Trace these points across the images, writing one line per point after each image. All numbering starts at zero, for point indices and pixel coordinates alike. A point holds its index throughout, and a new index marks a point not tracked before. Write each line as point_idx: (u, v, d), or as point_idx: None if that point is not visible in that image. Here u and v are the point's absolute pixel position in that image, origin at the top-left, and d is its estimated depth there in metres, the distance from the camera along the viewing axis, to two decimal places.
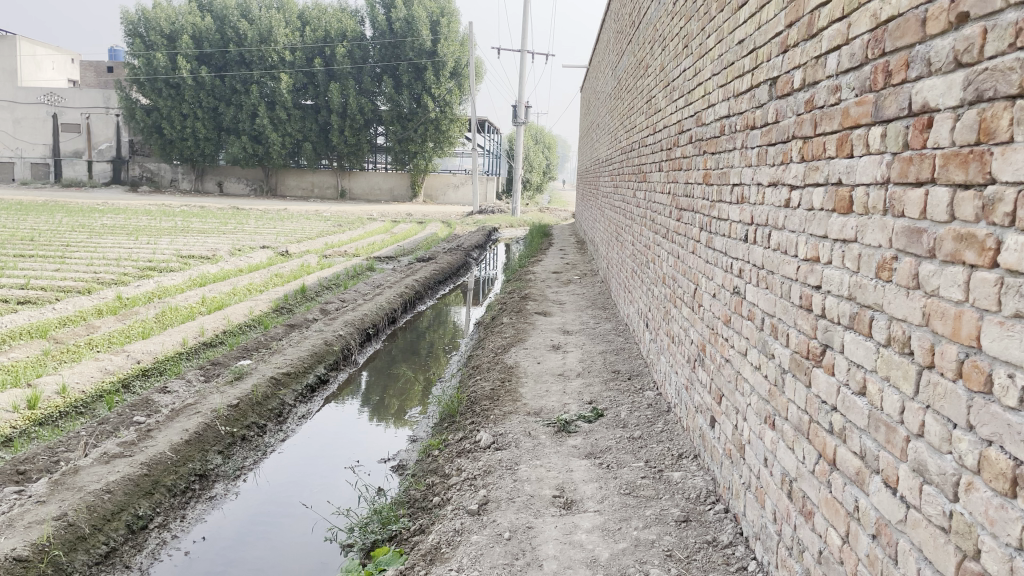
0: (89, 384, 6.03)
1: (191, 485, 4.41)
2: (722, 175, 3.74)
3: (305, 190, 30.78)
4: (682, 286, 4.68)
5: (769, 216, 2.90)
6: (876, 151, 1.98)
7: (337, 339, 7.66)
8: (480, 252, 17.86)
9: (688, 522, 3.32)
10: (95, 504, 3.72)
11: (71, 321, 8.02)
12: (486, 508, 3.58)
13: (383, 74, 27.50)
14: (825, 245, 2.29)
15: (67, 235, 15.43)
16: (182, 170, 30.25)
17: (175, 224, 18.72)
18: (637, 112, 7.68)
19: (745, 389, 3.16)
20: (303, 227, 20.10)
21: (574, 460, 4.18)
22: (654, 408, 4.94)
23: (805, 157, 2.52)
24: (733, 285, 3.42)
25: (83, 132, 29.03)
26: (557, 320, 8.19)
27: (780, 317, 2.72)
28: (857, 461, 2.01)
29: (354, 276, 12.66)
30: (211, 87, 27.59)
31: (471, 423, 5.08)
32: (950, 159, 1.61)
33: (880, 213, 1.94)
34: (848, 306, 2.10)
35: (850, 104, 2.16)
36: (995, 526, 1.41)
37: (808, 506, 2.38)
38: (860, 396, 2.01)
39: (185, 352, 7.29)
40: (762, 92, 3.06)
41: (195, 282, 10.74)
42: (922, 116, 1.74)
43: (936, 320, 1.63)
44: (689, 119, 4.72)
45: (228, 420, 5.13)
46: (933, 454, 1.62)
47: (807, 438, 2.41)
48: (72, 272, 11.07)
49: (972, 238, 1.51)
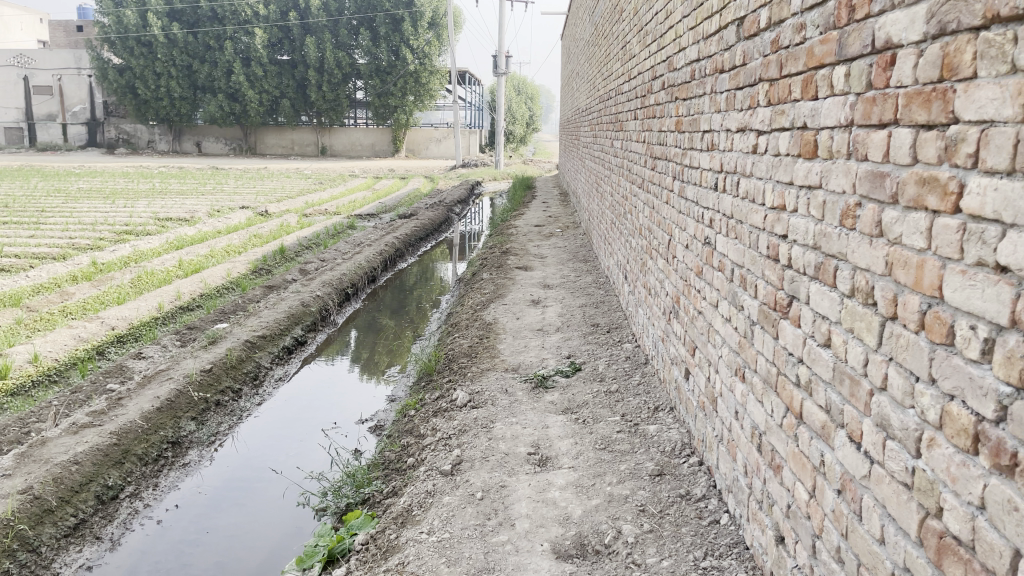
0: (62, 353, 5.93)
1: (164, 453, 4.34)
2: (693, 121, 3.64)
3: (284, 147, 30.35)
4: (658, 237, 4.59)
5: (738, 163, 2.80)
6: (840, 92, 1.88)
7: (315, 299, 7.56)
8: (464, 207, 17.70)
9: (662, 475, 3.29)
10: (62, 476, 3.65)
11: (45, 288, 7.87)
12: (460, 468, 3.53)
13: (360, 27, 26.89)
14: (792, 192, 2.21)
15: (41, 200, 15.13)
16: (159, 130, 29.69)
17: (153, 186, 18.40)
18: (613, 58, 7.49)
19: (716, 340, 3.10)
20: (283, 186, 19.84)
21: (550, 416, 4.14)
22: (632, 361, 4.89)
23: (772, 100, 2.42)
24: (705, 235, 3.34)
25: (55, 94, 28.33)
26: (538, 274, 8.11)
27: (748, 267, 2.65)
28: (823, 415, 1.96)
29: (335, 234, 12.52)
30: (183, 44, 26.89)
31: (448, 381, 5.03)
32: (913, 97, 1.51)
33: (844, 157, 1.85)
34: (813, 256, 2.02)
35: (814, 43, 2.05)
36: (957, 484, 1.35)
37: (776, 460, 2.33)
38: (825, 348, 1.95)
39: (161, 317, 7.18)
40: (730, 33, 2.94)
41: (172, 245, 10.57)
42: (886, 53, 1.64)
43: (899, 270, 1.55)
44: (662, 65, 4.57)
45: (202, 385, 5.05)
46: (896, 408, 1.56)
47: (775, 391, 2.35)
48: (47, 238, 10.87)
49: (934, 181, 1.43)
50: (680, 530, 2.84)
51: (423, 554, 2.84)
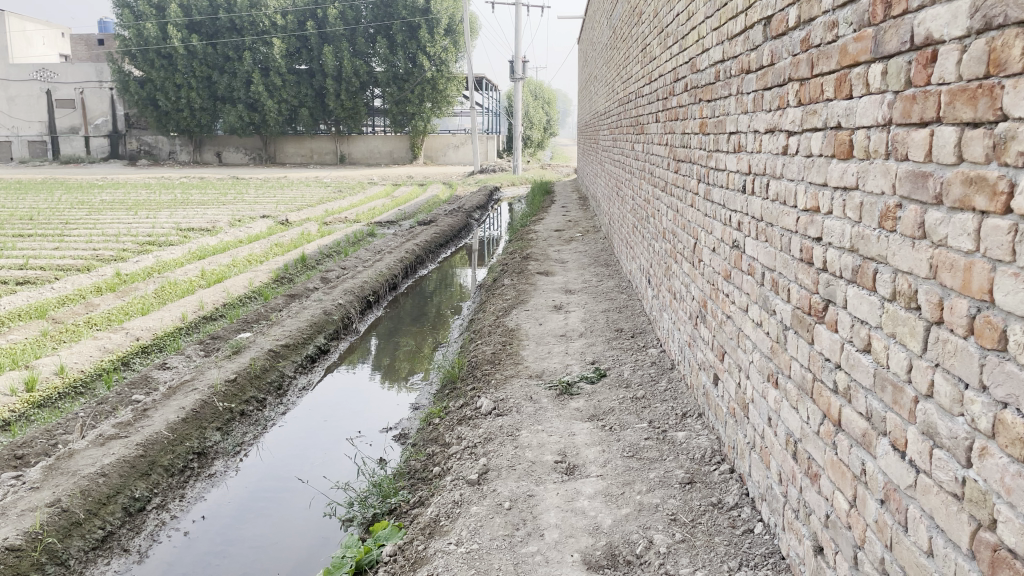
0: (88, 364, 5.96)
1: (190, 464, 4.34)
2: (718, 123, 3.59)
3: (303, 156, 30.52)
4: (682, 241, 4.54)
5: (767, 165, 2.75)
6: (876, 90, 1.83)
7: (337, 307, 7.57)
8: (482, 213, 17.72)
9: (693, 483, 3.23)
10: (90, 488, 3.66)
11: (70, 300, 7.94)
12: (486, 477, 3.50)
13: (377, 35, 27.05)
14: (825, 194, 2.16)
15: (66, 212, 15.31)
16: (179, 141, 29.96)
17: (174, 197, 18.55)
18: (632, 61, 7.46)
19: (746, 345, 3.05)
20: (302, 195, 19.96)
21: (576, 423, 4.09)
22: (658, 366, 4.84)
23: (802, 100, 2.37)
24: (732, 239, 3.29)
25: (78, 108, 28.66)
26: (559, 279, 8.06)
27: (780, 271, 2.60)
28: (863, 423, 1.90)
29: (355, 241, 12.56)
30: (203, 55, 27.15)
31: (472, 388, 5.00)
32: (957, 95, 1.47)
33: (881, 157, 1.80)
34: (850, 259, 1.97)
35: (848, 40, 2.00)
36: (1012, 496, 1.29)
37: (813, 468, 2.28)
38: (864, 354, 1.90)
39: (185, 327, 7.21)
40: (757, 33, 2.89)
41: (195, 255, 10.63)
42: (926, 49, 1.59)
43: (945, 273, 1.50)
44: (684, 66, 4.52)
45: (226, 395, 5.05)
46: (944, 416, 1.50)
47: (811, 398, 2.30)
48: (72, 250, 10.97)
49: (983, 181, 1.38)
50: (713, 540, 2.79)
51: (451, 566, 2.80)
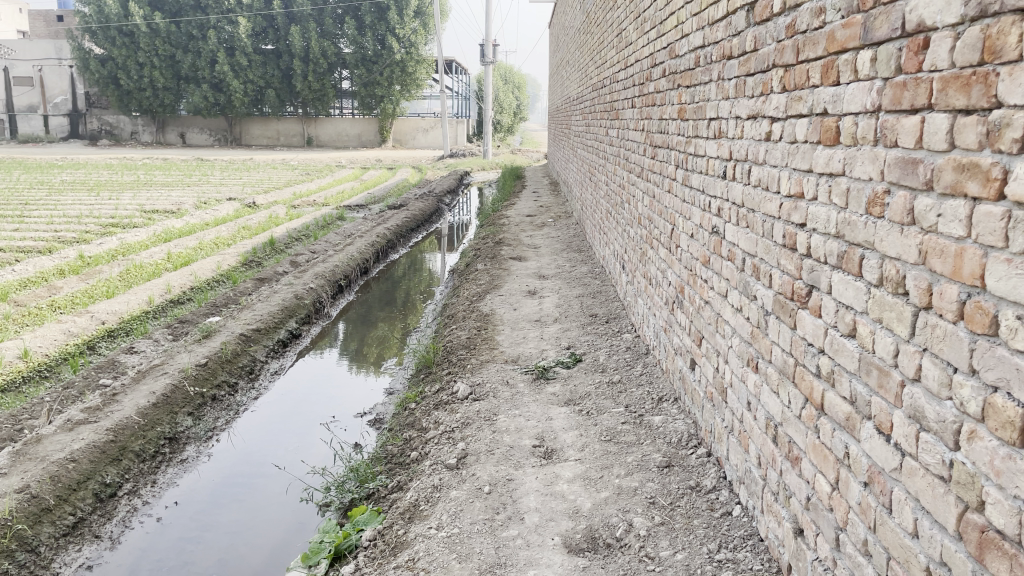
0: (53, 348, 5.83)
1: (161, 449, 4.28)
2: (697, 109, 3.59)
3: (270, 138, 30.08)
4: (659, 227, 4.55)
5: (749, 151, 2.76)
6: (865, 77, 1.84)
7: (309, 291, 7.49)
8: (453, 197, 17.65)
9: (671, 467, 3.26)
10: (59, 474, 3.58)
11: (32, 282, 7.75)
12: (465, 462, 3.49)
13: (345, 16, 26.73)
14: (810, 180, 2.17)
15: (24, 193, 14.92)
16: (142, 121, 29.35)
17: (137, 178, 18.18)
18: (607, 46, 7.44)
19: (725, 330, 3.07)
20: (269, 177, 19.68)
21: (553, 408, 4.10)
22: (633, 351, 4.86)
23: (787, 87, 2.38)
24: (712, 225, 3.30)
25: (36, 85, 27.90)
26: (532, 265, 8.05)
27: (762, 257, 2.62)
28: (847, 407, 1.93)
29: (324, 225, 12.43)
30: (166, 33, 26.59)
31: (448, 373, 4.98)
32: (950, 82, 1.48)
33: (870, 144, 1.81)
34: (836, 245, 1.99)
35: (835, 27, 2.01)
36: (1002, 478, 1.32)
37: (794, 451, 2.30)
38: (849, 339, 1.91)
39: (152, 311, 7.09)
40: (739, 19, 2.90)
41: (160, 238, 10.44)
42: (918, 36, 1.60)
43: (935, 259, 1.52)
44: (662, 52, 4.52)
45: (197, 380, 4.98)
46: (931, 401, 1.53)
47: (792, 382, 2.32)
48: (33, 231, 10.71)
49: (975, 168, 1.39)
50: (693, 523, 2.81)
51: (432, 550, 2.80)
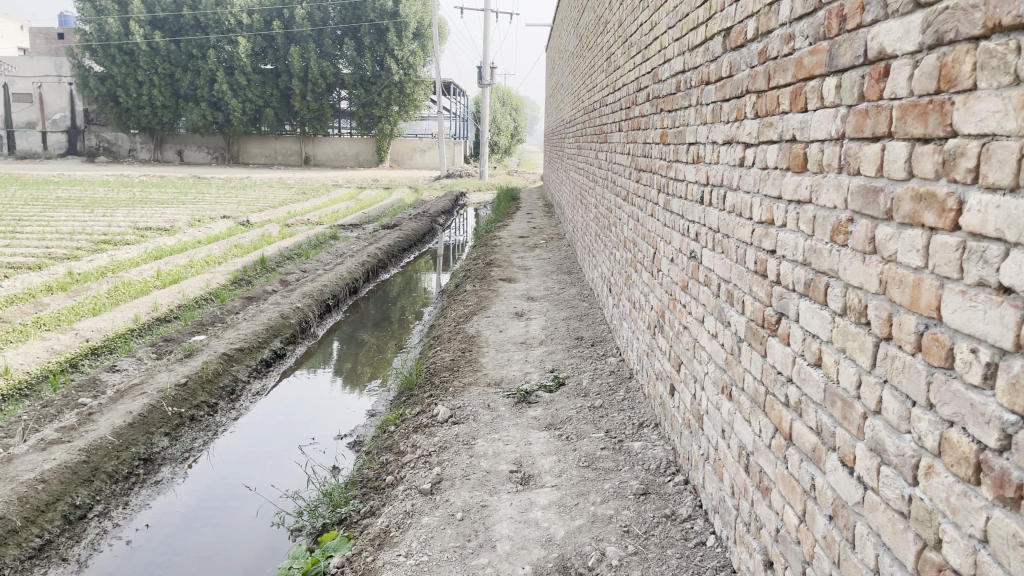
0: (34, 365, 5.78)
1: (135, 470, 4.22)
2: (678, 134, 3.59)
3: (267, 157, 30.15)
4: (642, 250, 4.53)
5: (724, 176, 2.75)
6: (830, 104, 1.82)
7: (295, 311, 7.44)
8: (448, 218, 17.66)
9: (647, 494, 3.21)
10: (28, 495, 3.52)
11: (19, 299, 7.71)
12: (440, 487, 3.44)
13: (344, 37, 26.91)
14: (780, 207, 2.15)
15: (17, 209, 14.89)
16: (140, 139, 29.43)
17: (132, 196, 18.17)
18: (598, 69, 7.47)
19: (702, 357, 3.04)
20: (265, 196, 19.70)
21: (532, 432, 4.05)
22: (617, 375, 4.82)
23: (759, 113, 2.36)
24: (690, 249, 3.28)
25: (35, 102, 27.98)
26: (521, 286, 8.02)
27: (735, 283, 2.59)
28: (813, 438, 1.89)
29: (317, 244, 12.42)
30: (165, 52, 26.74)
31: (429, 396, 4.93)
32: (908, 110, 1.46)
33: (835, 172, 1.79)
34: (803, 273, 1.96)
35: (804, 54, 2.00)
36: (957, 516, 1.28)
37: (765, 482, 2.26)
38: (815, 368, 1.88)
39: (137, 329, 7.05)
40: (716, 45, 2.89)
41: (151, 255, 10.41)
42: (879, 64, 1.58)
43: (894, 288, 1.49)
44: (647, 76, 4.52)
45: (176, 400, 4.92)
46: (891, 434, 1.50)
47: (763, 411, 2.28)
48: (23, 247, 10.67)
49: (932, 197, 1.37)
50: (665, 553, 2.76)
51: None
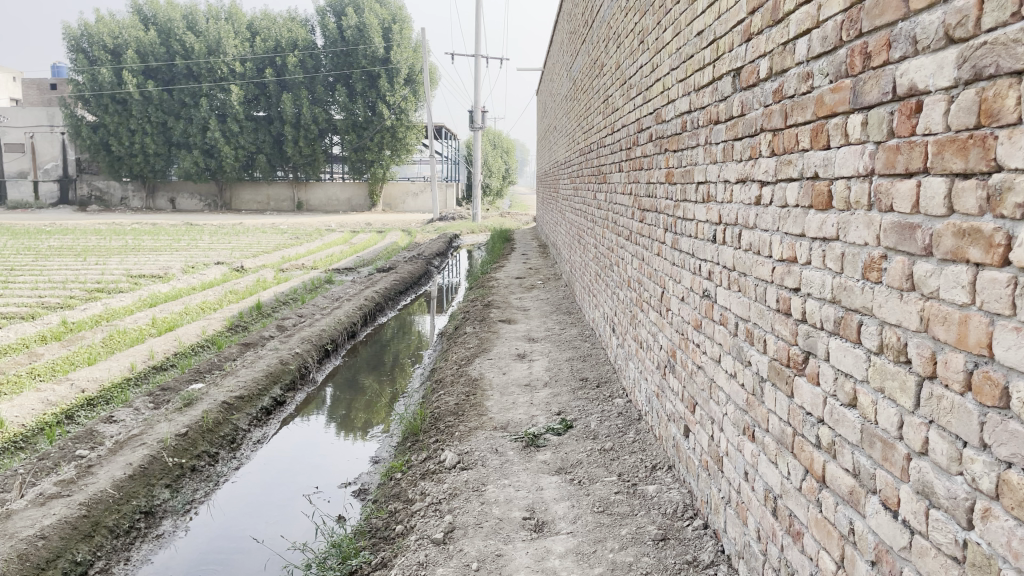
0: (30, 417, 5.67)
1: (136, 524, 4.11)
2: (685, 173, 3.59)
3: (260, 203, 30.20)
4: (649, 290, 4.51)
5: (739, 215, 2.73)
6: (856, 140, 1.81)
7: (294, 356, 7.37)
8: (443, 260, 17.68)
9: (666, 540, 3.14)
10: (28, 552, 3.41)
11: (13, 349, 7.61)
12: (452, 536, 3.37)
13: (337, 83, 27.27)
14: (803, 244, 2.12)
15: (9, 258, 14.81)
16: (132, 187, 29.47)
17: (125, 244, 18.10)
18: (594, 111, 7.54)
19: (720, 398, 2.99)
20: (259, 241, 19.69)
21: (543, 477, 3.98)
22: (625, 417, 4.76)
23: (775, 150, 2.36)
24: (702, 288, 3.26)
25: (27, 152, 28.04)
26: (522, 327, 7.97)
27: (755, 321, 2.56)
28: (850, 480, 1.84)
29: (312, 288, 12.37)
30: (159, 101, 26.95)
31: (435, 441, 4.85)
32: (945, 145, 1.45)
33: (864, 208, 1.77)
34: (832, 311, 1.93)
35: (824, 91, 1.99)
36: (1020, 561, 1.24)
37: (795, 526, 2.20)
38: (850, 408, 1.84)
39: (134, 377, 6.95)
40: (725, 84, 2.91)
41: (145, 303, 10.33)
42: (910, 100, 1.58)
43: (937, 326, 1.46)
44: (648, 117, 4.55)
45: (177, 450, 4.83)
46: (940, 475, 1.45)
47: (791, 452, 2.23)
48: (16, 297, 10.58)
49: (977, 233, 1.35)
50: None
51: None
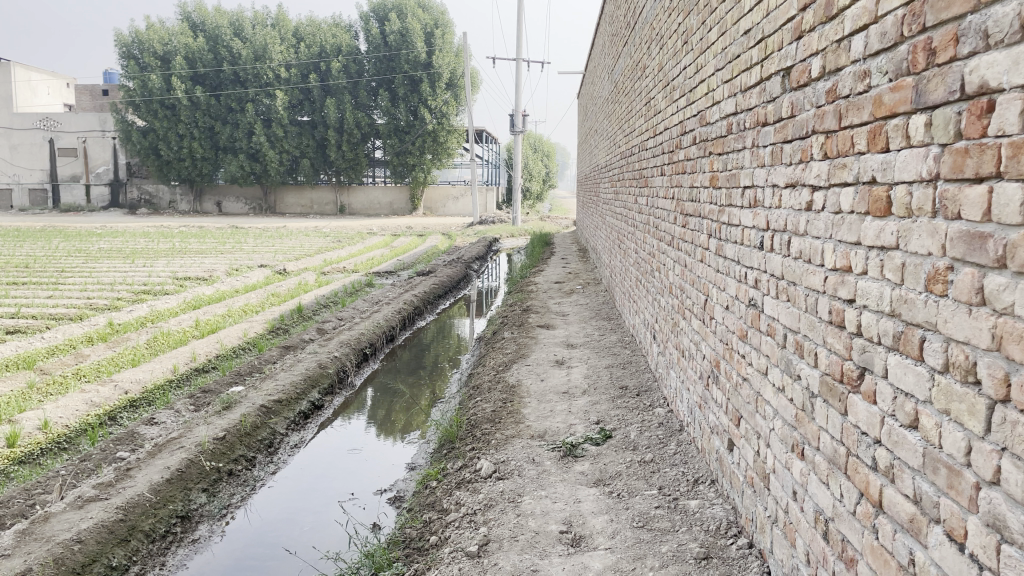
0: (73, 419, 5.72)
1: (173, 528, 4.11)
2: (730, 177, 3.46)
3: (304, 207, 30.51)
4: (691, 297, 4.38)
5: (788, 222, 2.61)
6: (919, 143, 1.69)
7: (333, 360, 7.36)
8: (482, 264, 17.66)
9: (709, 559, 3.01)
10: (63, 557, 3.41)
11: (60, 350, 7.72)
12: (487, 550, 3.29)
13: (379, 88, 27.50)
14: (860, 253, 2.00)
15: (60, 260, 15.13)
16: (180, 191, 30.02)
17: (172, 246, 18.41)
18: (635, 114, 7.41)
19: (766, 412, 2.87)
20: (302, 244, 19.88)
21: (581, 488, 3.88)
22: (666, 428, 4.63)
23: (828, 153, 2.24)
24: (748, 296, 3.13)
25: (79, 156, 28.72)
26: (561, 333, 7.88)
27: (805, 333, 2.44)
28: (911, 507, 1.72)
29: (352, 291, 12.41)
30: (206, 106, 27.42)
31: (471, 449, 4.78)
32: (1021, 147, 1.33)
33: (927, 216, 1.65)
34: (890, 325, 1.81)
35: (883, 90, 1.87)
36: None
37: (848, 552, 2.08)
38: (910, 431, 1.72)
39: (175, 379, 7.00)
40: (774, 85, 2.78)
41: (189, 305, 10.44)
42: (981, 99, 1.46)
43: (1013, 345, 1.35)
44: (692, 119, 4.42)
45: (214, 454, 4.83)
46: (1016, 508, 1.33)
47: (844, 474, 2.11)
48: (66, 299, 10.77)
49: None
50: None
51: None
